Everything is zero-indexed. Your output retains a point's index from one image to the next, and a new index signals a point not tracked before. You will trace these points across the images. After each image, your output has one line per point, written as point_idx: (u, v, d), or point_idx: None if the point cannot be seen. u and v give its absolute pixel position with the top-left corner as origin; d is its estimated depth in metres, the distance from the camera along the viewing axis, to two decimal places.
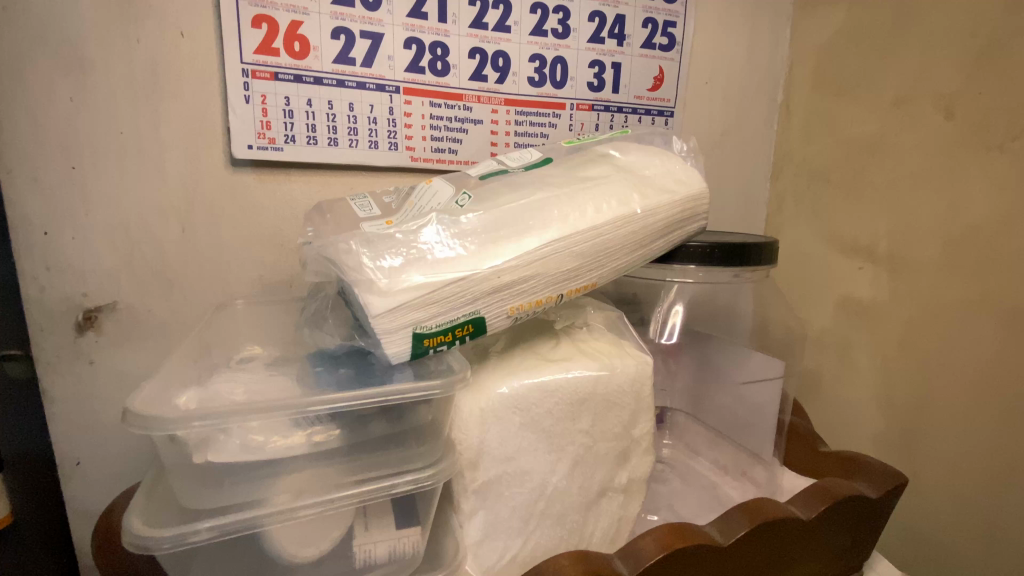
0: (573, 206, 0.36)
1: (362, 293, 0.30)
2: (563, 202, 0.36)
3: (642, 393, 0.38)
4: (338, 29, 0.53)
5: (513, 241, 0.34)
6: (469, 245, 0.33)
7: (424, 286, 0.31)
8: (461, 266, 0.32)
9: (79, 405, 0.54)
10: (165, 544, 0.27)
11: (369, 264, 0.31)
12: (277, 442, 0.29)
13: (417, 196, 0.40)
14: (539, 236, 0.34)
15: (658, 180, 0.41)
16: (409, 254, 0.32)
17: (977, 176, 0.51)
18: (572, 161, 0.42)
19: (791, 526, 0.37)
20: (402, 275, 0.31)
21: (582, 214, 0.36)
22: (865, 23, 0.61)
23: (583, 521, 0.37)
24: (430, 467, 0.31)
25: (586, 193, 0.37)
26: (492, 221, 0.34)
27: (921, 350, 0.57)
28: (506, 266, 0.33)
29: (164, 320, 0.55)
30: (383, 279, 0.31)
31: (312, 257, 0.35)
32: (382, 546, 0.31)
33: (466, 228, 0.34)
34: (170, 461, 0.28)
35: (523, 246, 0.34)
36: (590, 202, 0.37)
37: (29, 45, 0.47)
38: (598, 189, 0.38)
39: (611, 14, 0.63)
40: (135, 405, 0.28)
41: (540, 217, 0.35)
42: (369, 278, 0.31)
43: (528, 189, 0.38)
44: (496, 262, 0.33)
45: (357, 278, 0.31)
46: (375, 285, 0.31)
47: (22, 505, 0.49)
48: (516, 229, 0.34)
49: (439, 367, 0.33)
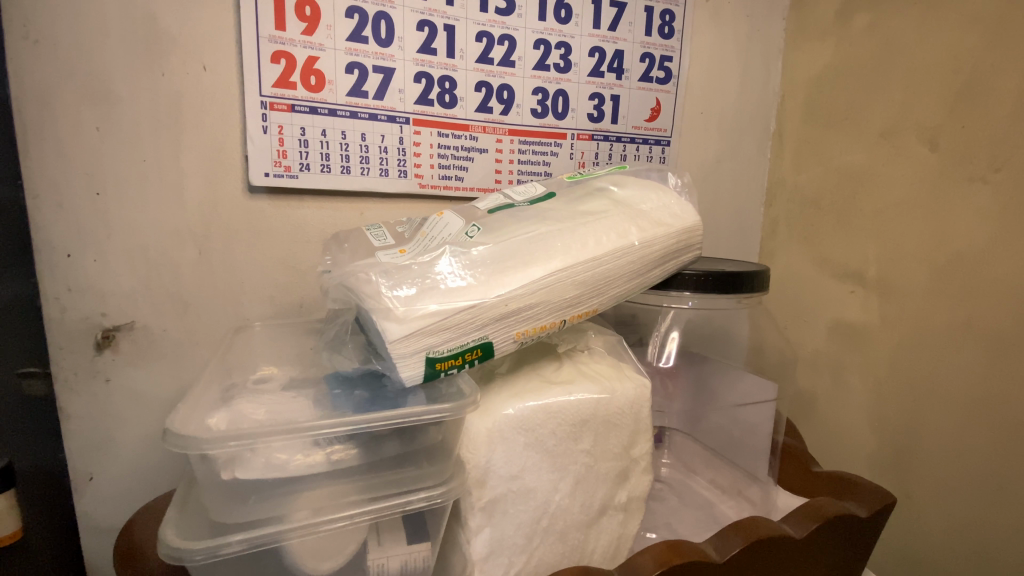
0: (575, 238, 0.39)
1: (380, 320, 0.32)
2: (565, 235, 0.39)
3: (641, 414, 0.40)
4: (352, 64, 0.56)
5: (520, 271, 0.36)
6: (478, 275, 0.35)
7: (438, 313, 0.33)
8: (472, 294, 0.34)
9: (94, 421, 0.56)
10: (198, 556, 0.29)
11: (387, 292, 0.34)
12: (300, 460, 0.31)
13: (429, 227, 0.43)
14: (544, 267, 0.37)
15: (654, 214, 0.43)
16: (423, 283, 0.35)
17: (962, 206, 0.53)
18: (574, 195, 0.45)
19: (784, 544, 0.39)
20: (417, 303, 0.33)
21: (583, 245, 0.39)
22: (852, 61, 0.65)
23: (584, 538, 0.39)
24: (442, 484, 0.33)
25: (587, 226, 0.40)
26: (500, 252, 0.37)
27: (910, 372, 0.59)
28: (513, 294, 0.35)
29: (179, 340, 0.57)
30: (400, 306, 0.33)
31: (334, 284, 0.38)
32: (395, 560, 0.33)
33: (476, 259, 0.36)
34: (201, 476, 0.30)
35: (529, 276, 0.36)
36: (590, 235, 0.39)
37: (59, 79, 0.50)
38: (597, 222, 0.40)
39: (610, 49, 0.67)
40: (170, 423, 0.29)
41: (544, 248, 0.38)
42: (386, 306, 0.33)
43: (533, 221, 0.40)
44: (503, 290, 0.35)
45: (376, 305, 0.33)
46: (392, 312, 0.33)
47: (36, 519, 0.50)
48: (522, 259, 0.37)
49: (450, 390, 0.35)
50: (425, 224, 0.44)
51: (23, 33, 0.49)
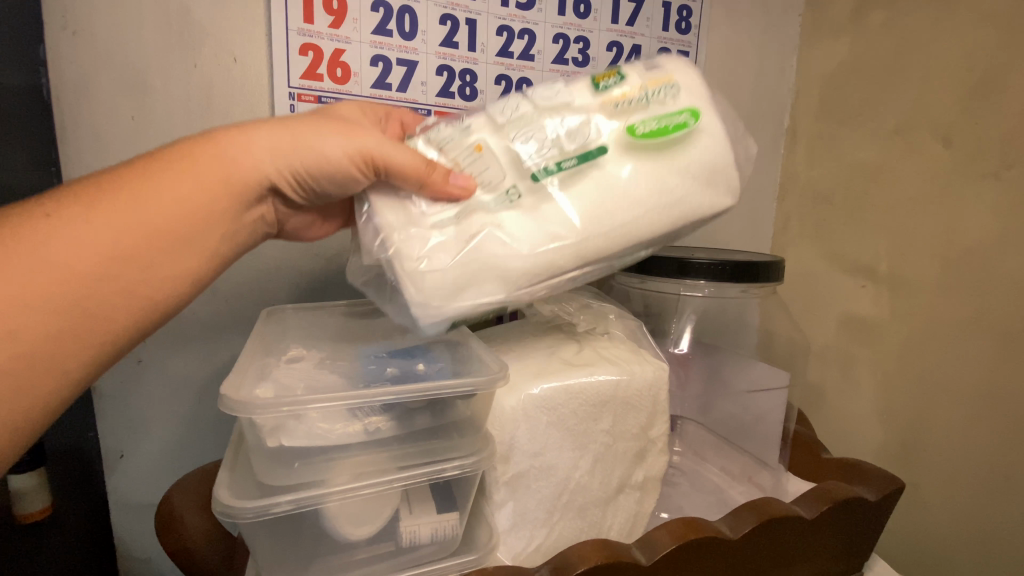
0: (614, 234, 0.37)
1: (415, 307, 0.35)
2: (604, 231, 0.37)
3: (658, 397, 0.41)
4: (377, 57, 0.58)
5: (549, 267, 0.37)
6: (511, 272, 0.36)
7: (468, 306, 0.36)
8: (500, 291, 0.36)
9: (124, 399, 0.57)
10: (249, 514, 0.31)
11: (423, 280, 0.35)
12: (339, 429, 0.32)
13: (473, 169, 0.38)
14: (572, 263, 0.37)
15: (717, 176, 0.39)
16: (461, 245, 0.36)
17: (974, 202, 0.55)
18: (643, 141, 0.38)
19: (793, 524, 0.40)
20: (449, 299, 0.35)
21: (618, 241, 0.38)
22: (866, 58, 0.66)
23: (602, 515, 0.41)
24: (472, 454, 0.35)
25: (629, 216, 0.37)
26: (534, 251, 0.36)
27: (920, 366, 0.60)
28: (536, 288, 0.37)
29: (206, 322, 0.58)
30: (435, 299, 0.35)
31: (360, 221, 0.39)
32: (425, 527, 0.34)
33: (510, 255, 0.36)
34: (252, 440, 0.33)
35: (556, 272, 0.37)
36: (630, 227, 0.37)
37: (97, 69, 0.52)
38: (650, 196, 0.38)
39: (628, 44, 0.68)
40: (225, 389, 0.32)
41: (579, 244, 0.37)
42: (422, 297, 0.35)
43: (581, 194, 0.37)
44: (529, 287, 0.37)
45: (413, 289, 0.35)
46: (427, 302, 0.35)
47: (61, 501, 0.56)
48: (554, 258, 0.36)
49: (480, 368, 0.37)
50: (464, 159, 0.39)
51: (62, 23, 0.50)
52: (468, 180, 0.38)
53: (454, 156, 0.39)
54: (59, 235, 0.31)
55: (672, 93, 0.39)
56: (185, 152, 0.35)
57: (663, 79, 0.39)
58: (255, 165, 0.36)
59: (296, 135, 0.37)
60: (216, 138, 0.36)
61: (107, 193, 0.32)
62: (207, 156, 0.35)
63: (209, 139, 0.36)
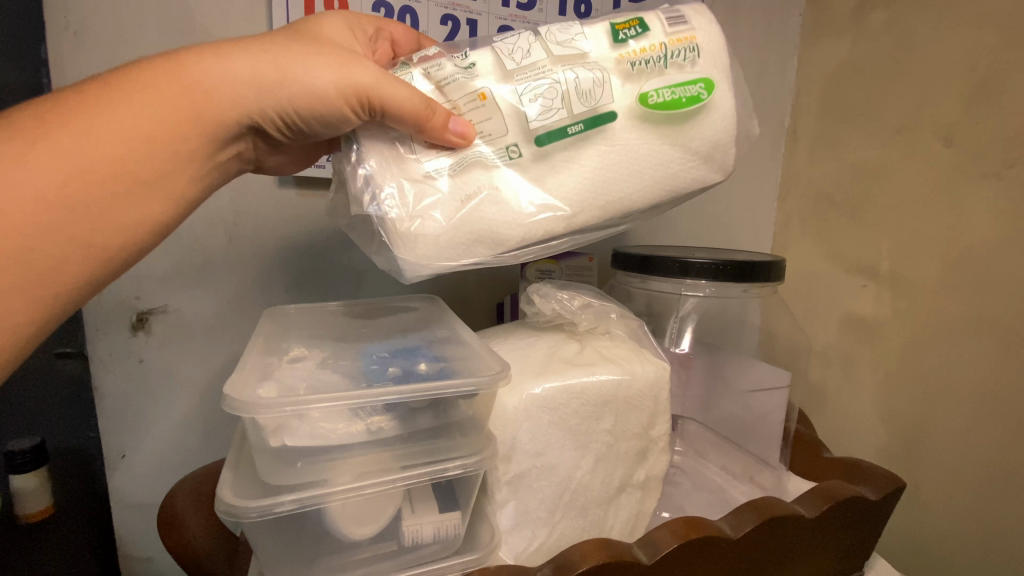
0: (604, 204, 0.40)
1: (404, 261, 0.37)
2: (596, 202, 0.39)
3: (660, 397, 0.41)
4: None
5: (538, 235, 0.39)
6: (502, 237, 0.38)
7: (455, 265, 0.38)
8: (488, 253, 0.38)
9: (126, 400, 0.57)
10: (252, 513, 0.31)
11: (415, 237, 0.37)
12: (341, 429, 0.33)
13: (473, 118, 0.38)
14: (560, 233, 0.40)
15: (716, 152, 0.41)
16: (456, 201, 0.38)
17: (975, 202, 0.55)
18: (654, 112, 0.39)
19: (795, 524, 0.40)
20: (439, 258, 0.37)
21: (607, 211, 0.40)
22: (867, 57, 0.66)
23: (604, 514, 0.41)
24: (474, 454, 0.35)
25: (620, 186, 0.40)
26: (528, 220, 0.38)
27: (921, 366, 0.60)
28: (522, 253, 0.40)
29: (209, 322, 0.59)
30: (426, 257, 0.37)
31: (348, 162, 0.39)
32: (427, 527, 0.34)
33: (504, 220, 0.38)
34: (254, 440, 0.33)
35: (543, 239, 0.39)
36: (620, 198, 0.40)
37: (99, 69, 0.52)
38: (648, 168, 0.40)
39: None
40: (227, 389, 0.32)
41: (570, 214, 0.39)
42: (413, 253, 0.37)
43: (584, 163, 0.39)
44: (516, 251, 0.39)
45: (404, 246, 0.36)
46: (417, 257, 0.37)
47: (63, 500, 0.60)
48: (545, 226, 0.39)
49: (481, 368, 0.37)
50: (466, 104, 0.39)
51: (64, 24, 0.50)
52: (467, 127, 0.38)
53: (456, 99, 0.39)
54: (10, 171, 0.30)
55: (691, 58, 0.39)
56: (160, 79, 0.34)
57: (688, 38, 0.39)
58: (236, 98, 0.35)
59: (280, 65, 0.36)
60: (194, 64, 0.35)
61: (59, 126, 0.32)
62: (184, 84, 0.34)
63: (181, 69, 0.34)
